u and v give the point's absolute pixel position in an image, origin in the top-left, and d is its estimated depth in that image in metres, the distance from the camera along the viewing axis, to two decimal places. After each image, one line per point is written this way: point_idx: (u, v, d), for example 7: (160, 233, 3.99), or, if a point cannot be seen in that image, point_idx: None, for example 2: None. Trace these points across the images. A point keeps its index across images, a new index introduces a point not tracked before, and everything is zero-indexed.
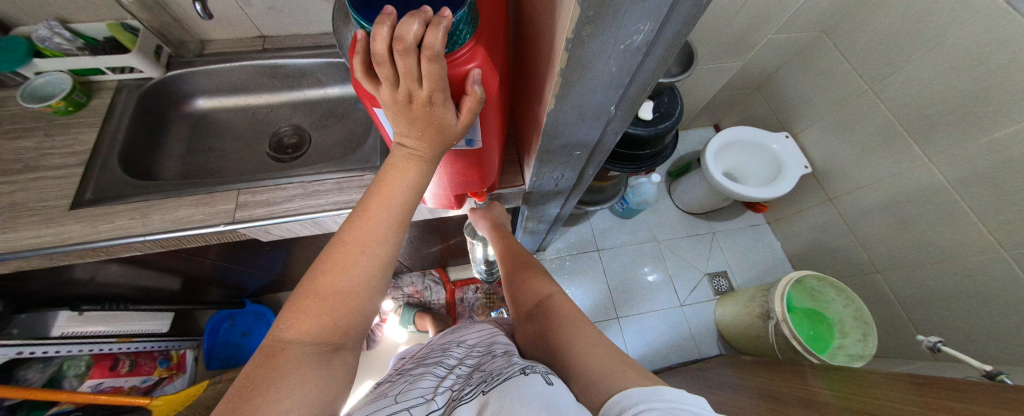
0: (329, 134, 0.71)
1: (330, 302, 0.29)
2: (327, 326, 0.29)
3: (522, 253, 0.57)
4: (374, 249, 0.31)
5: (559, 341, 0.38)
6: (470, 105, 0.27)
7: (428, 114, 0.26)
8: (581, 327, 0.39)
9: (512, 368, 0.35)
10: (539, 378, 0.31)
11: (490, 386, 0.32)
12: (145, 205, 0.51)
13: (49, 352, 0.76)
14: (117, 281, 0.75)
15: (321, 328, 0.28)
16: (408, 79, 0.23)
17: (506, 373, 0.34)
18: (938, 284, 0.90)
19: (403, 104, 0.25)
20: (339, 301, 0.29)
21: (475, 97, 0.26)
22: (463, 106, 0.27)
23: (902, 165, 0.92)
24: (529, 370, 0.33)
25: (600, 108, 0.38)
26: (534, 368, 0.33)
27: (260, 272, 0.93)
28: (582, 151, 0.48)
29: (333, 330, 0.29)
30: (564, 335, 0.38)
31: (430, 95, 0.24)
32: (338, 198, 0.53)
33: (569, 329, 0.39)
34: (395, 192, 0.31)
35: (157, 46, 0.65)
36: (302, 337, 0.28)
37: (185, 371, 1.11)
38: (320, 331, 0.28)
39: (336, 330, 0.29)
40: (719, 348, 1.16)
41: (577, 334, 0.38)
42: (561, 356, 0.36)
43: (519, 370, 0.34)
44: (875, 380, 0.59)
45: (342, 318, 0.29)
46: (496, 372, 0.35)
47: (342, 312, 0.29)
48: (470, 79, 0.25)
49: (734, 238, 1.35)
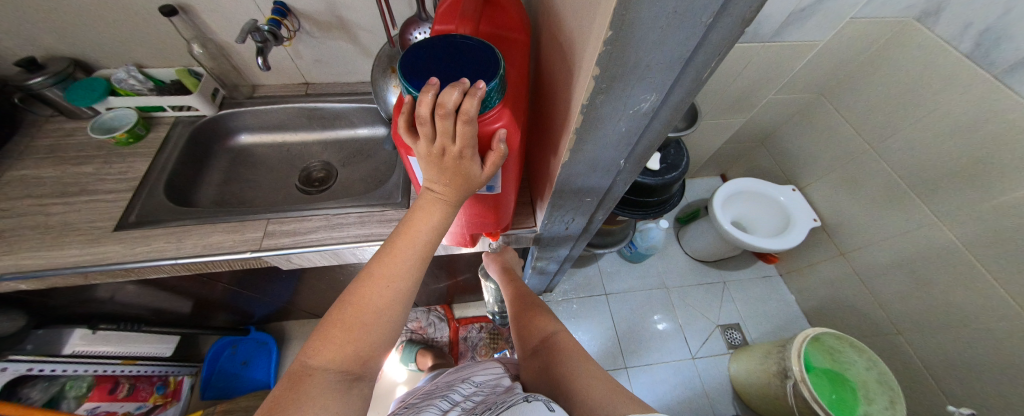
0: (355, 170, 0.76)
1: (354, 332, 0.30)
2: (350, 355, 0.30)
3: (530, 293, 0.58)
4: (398, 283, 0.33)
5: (563, 376, 0.38)
6: (494, 159, 0.30)
7: (457, 166, 0.29)
8: (585, 363, 0.39)
9: (514, 396, 0.36)
10: (542, 405, 0.32)
11: (495, 414, 0.33)
12: (182, 230, 0.54)
13: (57, 370, 0.77)
14: (134, 301, 0.77)
15: (344, 356, 0.30)
16: (444, 136, 0.26)
17: (509, 401, 0.35)
18: (964, 349, 0.85)
19: (437, 157, 0.28)
20: (363, 331, 0.31)
21: (500, 152, 0.29)
22: (489, 159, 0.30)
23: (910, 223, 0.92)
24: (531, 397, 0.34)
25: (611, 161, 0.41)
26: (536, 396, 0.34)
27: (269, 298, 0.94)
28: (592, 197, 0.50)
29: (355, 359, 0.30)
30: (570, 371, 0.38)
31: (462, 151, 0.27)
32: (359, 231, 0.56)
33: (572, 364, 0.39)
34: (420, 231, 0.33)
35: (214, 89, 0.73)
36: (327, 363, 0.29)
37: (179, 399, 1.08)
38: (343, 358, 0.30)
39: (357, 360, 0.31)
40: (734, 408, 1.08)
41: (583, 369, 0.38)
42: (567, 393, 0.36)
43: (521, 397, 0.35)
44: None
45: (363, 348, 0.31)
46: (500, 402, 0.36)
47: (364, 341, 0.31)
48: (496, 137, 0.29)
49: (746, 288, 1.32)
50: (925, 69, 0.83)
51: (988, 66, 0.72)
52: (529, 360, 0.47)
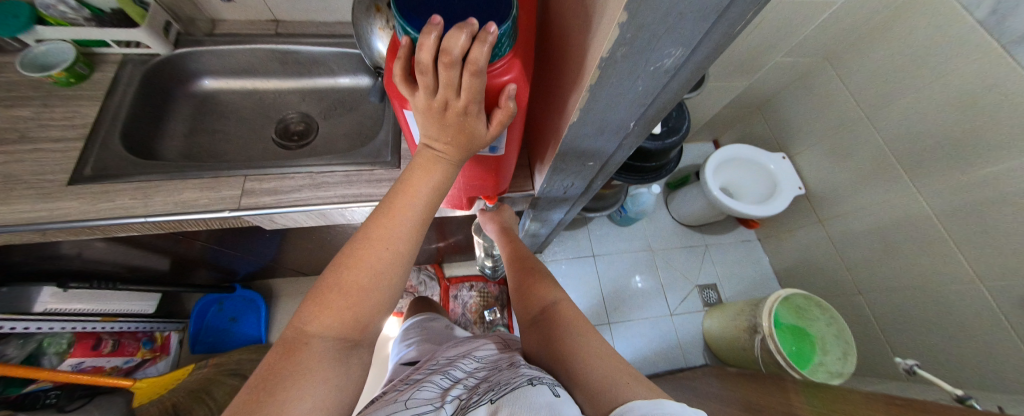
0: (337, 125, 0.70)
1: (351, 298, 0.29)
2: (347, 322, 0.29)
3: (529, 257, 0.57)
4: (395, 247, 0.31)
5: (566, 352, 0.38)
6: (500, 117, 0.27)
7: (460, 123, 0.26)
8: (588, 339, 0.39)
9: (518, 377, 0.36)
10: (547, 390, 0.33)
11: (499, 396, 0.33)
12: (148, 185, 0.50)
13: (29, 328, 0.75)
14: (106, 258, 0.73)
15: (342, 323, 0.29)
16: (447, 89, 0.23)
17: (513, 382, 0.35)
18: (916, 307, 0.94)
19: (437, 111, 0.25)
20: (361, 297, 0.29)
21: (508, 111, 0.26)
22: (496, 116, 0.27)
23: (889, 193, 0.96)
24: (536, 380, 0.34)
25: (620, 123, 0.39)
26: (541, 379, 0.35)
27: (252, 256, 0.91)
28: (595, 161, 0.48)
29: (354, 326, 0.29)
30: (573, 346, 0.38)
31: (466, 106, 0.24)
32: (347, 191, 0.53)
33: (575, 339, 0.39)
34: (419, 191, 0.31)
35: (166, 22, 0.63)
36: (324, 330, 0.28)
37: (168, 353, 1.09)
38: (342, 325, 0.29)
39: (356, 327, 0.30)
40: (704, 358, 1.19)
41: (585, 344, 0.38)
42: (569, 370, 0.37)
43: (525, 379, 0.35)
44: (856, 399, 0.61)
45: (362, 315, 0.30)
46: (503, 381, 0.36)
47: (362, 308, 0.30)
48: (505, 93, 0.25)
49: (726, 251, 1.38)
50: (937, 34, 0.80)
51: (999, 35, 0.70)
52: (529, 329, 0.48)
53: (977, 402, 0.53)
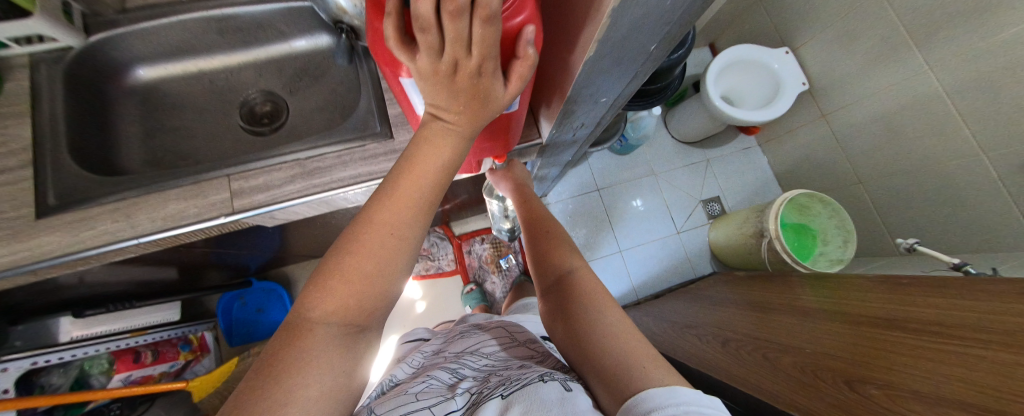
0: (308, 97, 0.62)
1: (357, 285, 0.27)
2: (353, 308, 0.27)
3: (545, 218, 0.54)
4: (403, 231, 0.28)
5: (586, 331, 0.37)
6: (519, 71, 0.23)
7: (474, 86, 0.22)
8: (609, 316, 0.37)
9: (528, 373, 0.36)
10: (558, 387, 0.32)
11: (508, 389, 0.33)
12: (126, 204, 0.45)
13: (64, 357, 0.80)
14: (110, 279, 0.71)
15: (349, 310, 0.27)
16: (455, 45, 0.18)
17: (523, 378, 0.35)
18: (914, 188, 0.97)
19: (444, 75, 0.21)
20: (366, 285, 0.27)
21: (528, 62, 0.22)
22: (515, 70, 0.22)
23: (898, 76, 0.92)
24: (547, 377, 0.34)
25: (640, 48, 0.34)
26: (552, 376, 0.35)
27: (258, 250, 0.89)
28: (608, 97, 0.44)
29: (359, 312, 0.27)
30: (592, 325, 0.37)
31: (480, 65, 0.20)
32: (343, 174, 0.49)
33: (595, 316, 0.37)
34: (428, 169, 0.28)
35: (62, 1, 0.50)
36: (329, 316, 0.26)
37: (209, 350, 1.12)
38: (347, 312, 0.27)
39: (361, 313, 0.28)
40: (711, 266, 1.29)
41: (604, 319, 0.36)
42: (589, 352, 0.36)
43: (536, 376, 0.35)
44: (860, 284, 0.67)
45: (368, 301, 0.28)
46: (512, 376, 0.36)
47: (368, 294, 0.27)
48: (523, 40, 0.20)
49: (727, 163, 1.39)
50: None
51: None
52: (545, 296, 0.47)
53: (972, 268, 0.58)
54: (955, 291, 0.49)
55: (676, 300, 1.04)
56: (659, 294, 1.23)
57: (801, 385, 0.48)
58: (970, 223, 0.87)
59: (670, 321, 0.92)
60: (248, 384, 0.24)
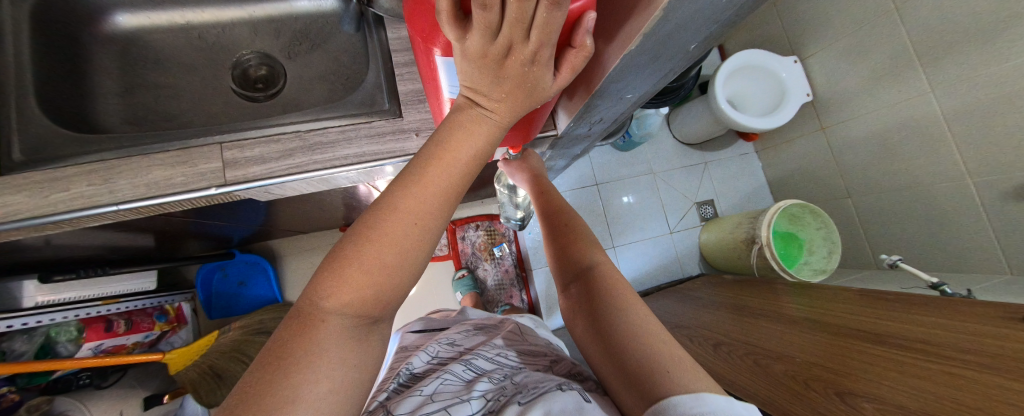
0: (309, 64, 0.57)
1: (375, 275, 0.24)
2: (368, 300, 0.25)
3: (562, 211, 0.53)
4: (427, 220, 0.26)
5: (611, 329, 0.36)
6: (572, 61, 0.22)
7: (524, 73, 0.21)
8: (637, 314, 0.36)
9: (546, 382, 0.37)
10: (577, 396, 0.33)
11: (528, 397, 0.34)
12: (103, 166, 0.41)
13: (31, 323, 0.72)
14: (81, 243, 0.66)
15: (364, 301, 0.25)
16: (513, 27, 0.17)
17: (542, 387, 0.35)
18: (899, 205, 1.02)
19: (494, 60, 0.19)
20: (386, 275, 0.25)
21: (584, 51, 0.21)
22: (567, 59, 0.22)
23: (900, 95, 0.94)
24: (565, 387, 0.35)
25: (681, 46, 0.32)
26: (570, 386, 0.35)
27: (244, 222, 0.85)
28: (633, 94, 0.42)
29: (374, 304, 0.25)
30: (619, 322, 0.35)
31: (536, 52, 0.19)
32: (347, 152, 0.46)
33: (620, 314, 0.36)
34: (458, 157, 0.26)
35: None
36: (343, 308, 0.24)
37: (185, 321, 1.10)
38: (363, 302, 0.24)
39: (377, 304, 0.25)
40: (700, 267, 1.33)
41: (631, 318, 0.35)
42: (617, 351, 0.34)
43: (555, 385, 0.35)
44: (846, 296, 0.69)
45: (385, 292, 0.25)
46: (530, 384, 0.37)
47: (386, 285, 0.25)
48: (582, 30, 0.20)
49: (724, 167, 1.41)
50: None
51: None
52: (565, 293, 0.46)
53: (949, 289, 0.62)
54: (948, 312, 0.53)
55: (666, 299, 1.07)
56: (648, 291, 1.26)
57: (789, 389, 0.54)
58: (946, 244, 0.93)
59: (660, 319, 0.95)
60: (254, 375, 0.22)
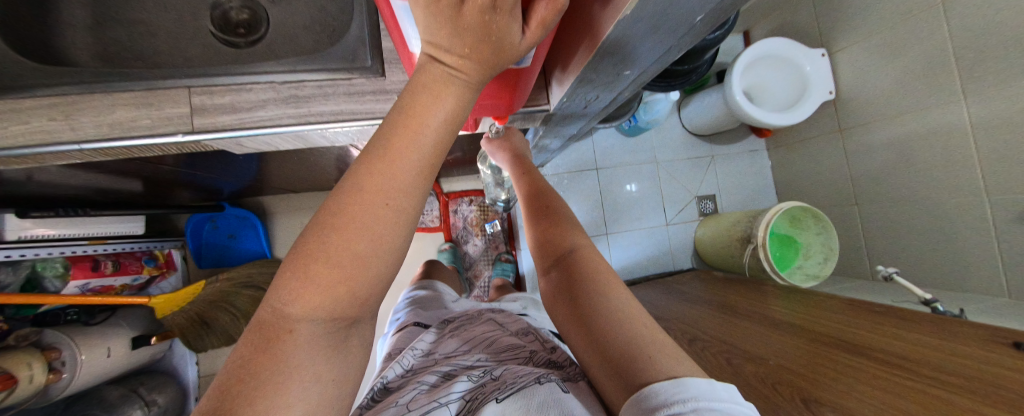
0: (292, 10, 0.53)
1: (346, 269, 0.22)
2: (341, 300, 0.23)
3: (546, 193, 0.51)
4: (400, 201, 0.23)
5: (589, 312, 0.35)
6: (543, 14, 0.19)
7: (485, 25, 0.18)
8: (612, 294, 0.36)
9: (525, 375, 0.36)
10: (555, 388, 0.33)
11: (505, 392, 0.33)
12: (65, 101, 0.39)
13: (13, 255, 0.72)
14: (63, 182, 0.65)
15: (338, 301, 0.23)
16: None
17: (520, 380, 0.34)
18: (906, 217, 0.98)
19: (447, 4, 0.17)
20: (357, 268, 0.22)
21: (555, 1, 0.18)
22: (537, 12, 0.19)
23: (929, 100, 0.88)
24: (543, 379, 0.34)
25: (685, 17, 0.28)
26: (549, 377, 0.35)
27: (231, 176, 0.84)
28: (632, 70, 0.39)
29: (349, 303, 0.23)
30: (596, 306, 0.35)
31: None
32: (323, 108, 0.43)
33: (597, 296, 0.36)
34: (425, 124, 0.23)
35: None
36: (313, 312, 0.23)
37: (176, 268, 1.12)
38: (333, 308, 0.23)
39: (352, 304, 0.24)
40: (691, 262, 1.32)
41: (610, 306, 0.35)
42: (592, 333, 0.34)
43: (533, 378, 0.35)
44: (834, 305, 0.68)
45: (360, 289, 0.23)
46: (509, 378, 0.36)
47: (361, 281, 0.23)
48: None
49: (731, 162, 1.36)
50: None
51: None
52: (544, 277, 0.45)
53: (941, 306, 0.60)
54: (932, 329, 0.52)
55: (652, 289, 1.07)
56: (636, 281, 1.26)
57: (755, 390, 0.52)
58: (947, 261, 0.90)
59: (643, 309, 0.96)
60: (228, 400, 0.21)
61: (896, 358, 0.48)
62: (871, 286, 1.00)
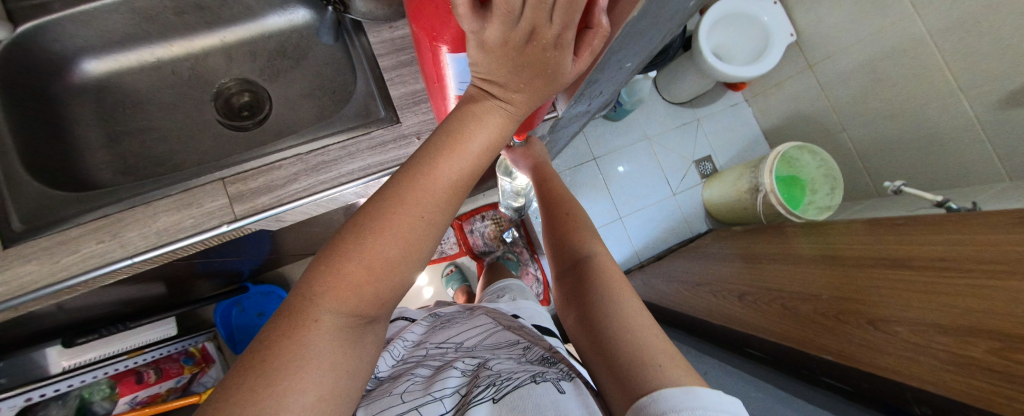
0: (292, 83, 0.56)
1: (377, 272, 0.23)
2: (364, 300, 0.24)
3: (561, 199, 0.53)
4: (432, 216, 0.25)
5: (598, 319, 0.36)
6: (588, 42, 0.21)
7: (544, 59, 0.20)
8: (622, 303, 0.36)
9: (520, 372, 0.35)
10: (551, 387, 0.32)
11: (500, 392, 0.32)
12: (110, 221, 0.40)
13: (59, 388, 0.79)
14: (96, 301, 0.65)
15: (361, 298, 0.24)
16: (538, 12, 0.16)
17: (514, 379, 0.34)
18: (895, 132, 1.03)
19: (514, 47, 0.19)
20: (385, 272, 0.24)
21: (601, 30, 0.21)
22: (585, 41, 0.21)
23: (885, 21, 0.94)
24: (539, 378, 0.34)
25: (679, 5, 0.31)
26: (544, 376, 0.34)
27: (252, 254, 0.84)
28: (633, 61, 0.41)
29: (371, 303, 0.24)
30: (607, 312, 0.36)
31: (559, 34, 0.18)
32: (351, 167, 0.45)
33: (606, 303, 0.36)
34: (469, 148, 0.25)
35: None
36: (339, 307, 0.23)
37: (214, 360, 1.06)
38: (358, 304, 0.24)
39: (374, 303, 0.25)
40: (707, 224, 1.36)
41: (623, 313, 0.35)
42: (600, 337, 0.34)
43: (528, 377, 0.34)
44: (858, 228, 0.71)
45: (383, 290, 0.25)
46: (503, 374, 0.36)
47: (386, 283, 0.24)
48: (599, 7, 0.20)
49: (716, 120, 1.41)
50: None
51: None
52: (560, 279, 0.47)
53: (955, 204, 0.64)
54: (953, 227, 0.55)
55: (681, 259, 1.10)
56: (660, 255, 1.29)
57: (823, 327, 0.56)
58: (946, 162, 0.95)
59: (681, 280, 0.98)
60: (233, 374, 0.21)
61: (933, 265, 0.51)
62: (881, 203, 1.04)
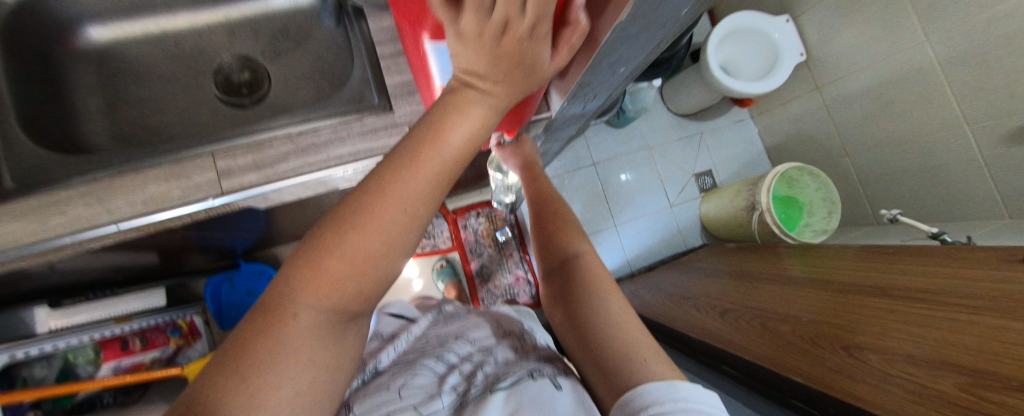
0: (290, 65, 0.56)
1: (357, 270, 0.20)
2: (348, 295, 0.21)
3: (552, 197, 0.53)
4: (418, 207, 0.21)
5: (586, 319, 0.35)
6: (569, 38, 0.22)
7: (522, 52, 0.21)
8: (611, 301, 0.36)
9: (520, 369, 0.36)
10: (549, 383, 0.32)
11: (501, 386, 0.32)
12: (97, 186, 0.41)
13: (44, 348, 0.83)
14: (85, 265, 0.66)
15: (342, 296, 0.20)
16: (508, 3, 0.17)
17: (516, 375, 0.34)
18: (899, 160, 1.02)
19: (490, 39, 0.19)
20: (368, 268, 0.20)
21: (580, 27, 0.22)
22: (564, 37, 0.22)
23: (896, 47, 0.92)
24: (537, 373, 0.34)
25: (671, 12, 0.31)
26: (542, 371, 0.34)
27: (244, 232, 0.85)
28: (627, 66, 0.41)
29: (356, 298, 0.21)
30: (596, 312, 0.35)
31: (533, 27, 0.19)
32: (341, 151, 0.45)
33: (594, 301, 0.36)
34: (456, 134, 0.21)
35: None
36: (318, 303, 0.20)
37: (202, 334, 1.05)
38: (339, 299, 0.21)
39: (358, 299, 0.21)
40: (702, 238, 1.35)
41: (612, 313, 0.34)
42: (588, 337, 0.34)
43: (527, 372, 0.34)
44: (849, 253, 0.70)
45: (368, 287, 0.21)
46: (504, 371, 0.36)
47: (370, 280, 0.21)
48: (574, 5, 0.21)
49: (720, 135, 1.40)
50: None
51: None
52: (548, 278, 0.47)
53: (949, 237, 0.63)
54: (947, 260, 0.54)
55: (670, 271, 1.09)
56: (652, 266, 1.28)
57: (799, 348, 0.56)
58: (949, 195, 0.93)
59: (668, 292, 0.97)
60: None
61: (921, 295, 0.50)
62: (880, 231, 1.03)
